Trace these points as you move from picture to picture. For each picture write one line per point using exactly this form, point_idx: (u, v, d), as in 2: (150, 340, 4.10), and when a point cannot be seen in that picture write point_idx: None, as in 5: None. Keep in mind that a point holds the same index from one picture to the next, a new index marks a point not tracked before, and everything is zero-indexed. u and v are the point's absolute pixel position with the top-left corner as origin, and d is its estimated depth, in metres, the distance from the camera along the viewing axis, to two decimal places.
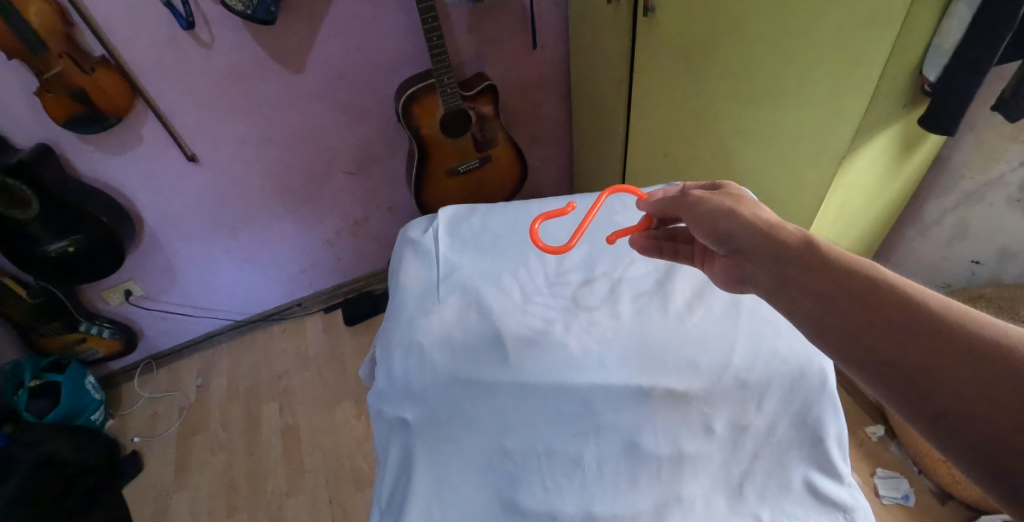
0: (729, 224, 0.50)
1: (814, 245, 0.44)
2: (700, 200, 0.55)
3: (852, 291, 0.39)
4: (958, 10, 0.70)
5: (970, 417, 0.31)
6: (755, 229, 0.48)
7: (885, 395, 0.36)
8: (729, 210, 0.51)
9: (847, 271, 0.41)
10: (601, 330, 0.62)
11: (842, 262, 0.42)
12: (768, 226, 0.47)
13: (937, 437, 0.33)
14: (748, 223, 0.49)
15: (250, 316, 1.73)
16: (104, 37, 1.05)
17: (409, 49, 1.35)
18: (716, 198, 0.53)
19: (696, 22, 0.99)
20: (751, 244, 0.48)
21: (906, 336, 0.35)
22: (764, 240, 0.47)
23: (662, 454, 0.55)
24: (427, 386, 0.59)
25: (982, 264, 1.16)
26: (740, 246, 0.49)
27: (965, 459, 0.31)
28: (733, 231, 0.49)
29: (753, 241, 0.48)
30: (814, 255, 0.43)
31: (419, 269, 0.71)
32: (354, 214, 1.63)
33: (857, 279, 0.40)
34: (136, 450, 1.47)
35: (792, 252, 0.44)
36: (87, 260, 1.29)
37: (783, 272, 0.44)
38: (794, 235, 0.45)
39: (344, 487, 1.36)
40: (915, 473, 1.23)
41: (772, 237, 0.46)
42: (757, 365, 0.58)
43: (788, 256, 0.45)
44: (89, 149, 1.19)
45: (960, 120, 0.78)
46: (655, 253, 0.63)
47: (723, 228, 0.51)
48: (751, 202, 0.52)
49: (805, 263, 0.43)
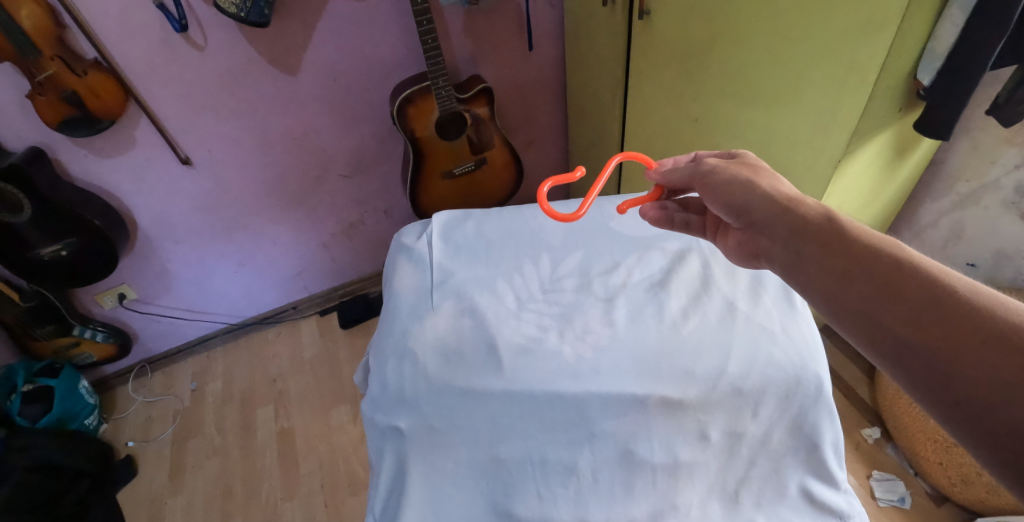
0: (747, 196, 0.53)
1: (834, 221, 0.47)
2: (717, 169, 0.56)
3: (871, 266, 0.42)
4: (952, 14, 0.70)
5: (962, 385, 0.34)
6: (772, 203, 0.51)
7: (887, 365, 0.39)
8: (749, 182, 0.53)
9: (869, 249, 0.43)
10: (596, 337, 0.61)
11: (864, 240, 0.44)
12: (787, 200, 0.50)
13: (932, 404, 0.36)
14: (766, 197, 0.51)
15: (245, 319, 1.72)
16: (97, 40, 1.04)
17: (404, 52, 1.35)
18: (733, 168, 0.55)
19: (691, 25, 0.99)
20: (769, 217, 0.51)
21: (919, 309, 0.38)
22: (783, 214, 0.50)
23: (657, 462, 0.55)
24: (420, 395, 0.58)
25: (978, 267, 1.16)
26: (756, 221, 0.52)
27: (955, 424, 0.34)
28: (751, 205, 0.52)
29: (772, 215, 0.50)
30: (833, 232, 0.46)
31: (413, 275, 0.70)
32: (349, 217, 1.62)
33: (877, 256, 0.42)
34: (131, 454, 1.46)
35: (812, 228, 0.47)
36: (80, 263, 1.28)
37: (801, 248, 0.47)
38: (815, 211, 0.48)
39: (339, 492, 1.35)
40: (911, 475, 1.23)
41: (792, 212, 0.49)
42: (752, 372, 0.57)
43: (807, 231, 0.47)
44: (82, 152, 1.18)
45: (954, 125, 0.78)
46: (668, 224, 0.65)
47: (740, 200, 0.53)
48: (769, 173, 0.54)
49: (823, 240, 0.46)
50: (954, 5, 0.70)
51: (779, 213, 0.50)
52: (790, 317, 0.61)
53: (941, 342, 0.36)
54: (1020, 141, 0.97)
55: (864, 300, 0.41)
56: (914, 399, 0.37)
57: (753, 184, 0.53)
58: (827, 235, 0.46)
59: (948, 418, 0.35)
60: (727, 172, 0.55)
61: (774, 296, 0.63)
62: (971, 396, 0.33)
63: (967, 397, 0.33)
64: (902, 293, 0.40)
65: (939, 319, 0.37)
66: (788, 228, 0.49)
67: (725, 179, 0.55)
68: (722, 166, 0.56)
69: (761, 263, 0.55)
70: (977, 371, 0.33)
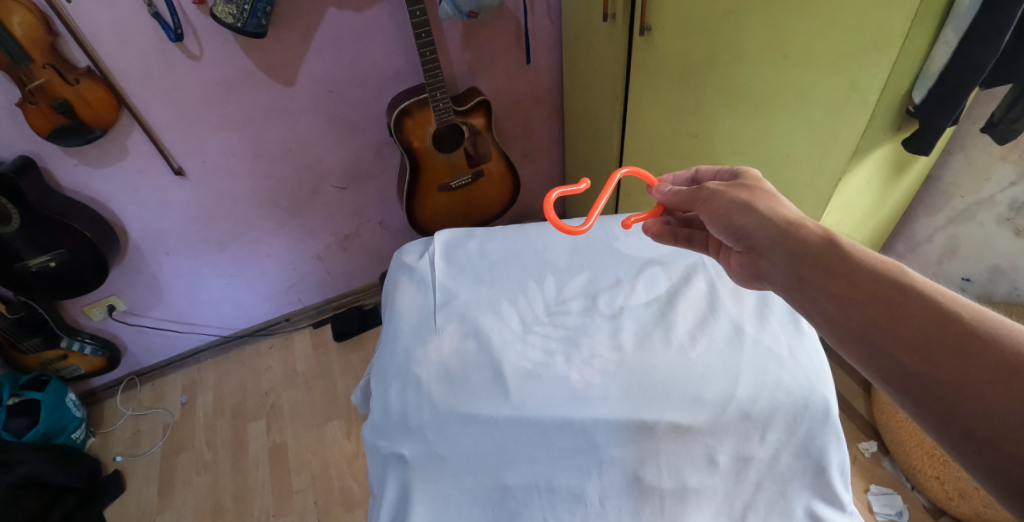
0: (747, 218, 0.53)
1: (836, 243, 0.47)
2: (717, 192, 0.57)
3: (875, 290, 0.42)
4: (946, 35, 0.70)
5: (978, 416, 0.34)
6: (771, 226, 0.51)
7: (896, 394, 0.39)
8: (748, 204, 0.53)
9: (872, 271, 0.43)
10: (603, 363, 0.60)
11: (867, 263, 0.44)
12: (786, 223, 0.50)
13: (947, 437, 0.35)
14: (767, 218, 0.51)
15: (238, 331, 1.70)
16: (90, 49, 1.03)
17: (402, 64, 1.34)
18: (734, 191, 0.56)
19: (692, 40, 0.99)
20: (769, 239, 0.51)
21: (923, 335, 0.38)
22: (783, 236, 0.50)
23: (665, 487, 0.54)
24: (426, 422, 0.57)
25: (973, 282, 1.16)
26: (755, 245, 0.52)
27: (973, 458, 0.34)
28: (751, 229, 0.52)
29: (772, 237, 0.50)
30: (834, 254, 0.46)
31: (415, 295, 0.69)
32: (344, 228, 1.61)
33: (882, 281, 0.42)
34: (119, 470, 1.43)
35: (813, 251, 0.47)
36: (70, 274, 1.25)
37: (801, 271, 0.47)
38: (815, 233, 0.48)
39: (333, 508, 1.33)
40: (909, 489, 1.23)
41: (792, 235, 0.49)
42: (761, 397, 0.56)
43: (810, 254, 0.47)
44: (73, 161, 1.16)
45: (936, 142, 0.80)
46: (670, 239, 0.65)
47: (740, 223, 0.53)
48: (768, 195, 0.54)
49: (824, 264, 0.46)
50: (948, 26, 0.70)
51: (778, 237, 0.50)
52: (797, 340, 0.61)
53: (946, 369, 0.36)
54: (1014, 157, 0.98)
55: (867, 326, 0.41)
56: (924, 427, 0.37)
57: (754, 205, 0.53)
58: (828, 259, 0.46)
59: (960, 448, 0.35)
60: (728, 194, 0.55)
61: (781, 319, 0.63)
62: (980, 428, 0.33)
63: (978, 428, 0.33)
64: (903, 318, 0.40)
65: (942, 346, 0.37)
66: (788, 251, 0.49)
67: (727, 201, 0.55)
68: (721, 188, 0.57)
69: (760, 284, 0.55)
70: (988, 402, 0.33)
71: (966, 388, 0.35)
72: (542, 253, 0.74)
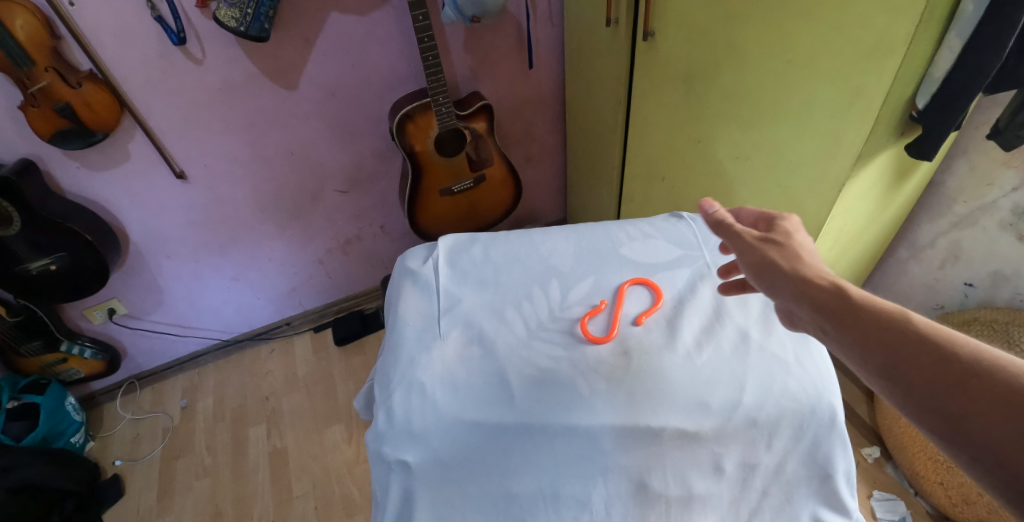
0: (774, 279, 0.52)
1: (849, 296, 0.47)
2: (746, 247, 0.55)
3: (898, 345, 0.42)
4: (950, 40, 0.70)
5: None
6: (793, 281, 0.50)
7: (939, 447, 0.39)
8: (771, 260, 0.53)
9: (878, 320, 0.44)
10: (609, 369, 0.60)
11: (873, 309, 0.45)
12: (806, 277, 0.50)
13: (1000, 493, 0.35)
14: (791, 278, 0.51)
15: (238, 335, 1.69)
16: (92, 52, 1.03)
17: (404, 68, 1.34)
18: (760, 246, 0.55)
19: (695, 45, 0.99)
20: (792, 296, 0.50)
21: (939, 382, 0.39)
22: (802, 291, 0.50)
23: (672, 494, 0.54)
24: (429, 428, 0.56)
25: (975, 287, 1.16)
26: (782, 300, 0.52)
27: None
28: (779, 285, 0.52)
29: (793, 297, 0.50)
30: (849, 308, 0.46)
31: (419, 300, 0.69)
32: (345, 232, 1.61)
33: (902, 334, 0.43)
34: (118, 474, 1.42)
35: (829, 305, 0.47)
36: (70, 277, 1.25)
37: (822, 323, 0.47)
38: (829, 286, 0.48)
39: (333, 513, 1.32)
40: (912, 495, 1.23)
41: (810, 289, 0.49)
42: (768, 403, 0.56)
43: (823, 307, 0.48)
44: (74, 164, 1.15)
45: (939, 147, 0.79)
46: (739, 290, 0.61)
47: (768, 280, 0.52)
48: (790, 247, 0.54)
49: (841, 319, 0.46)
50: (951, 32, 0.69)
51: (799, 292, 0.50)
52: (803, 346, 0.61)
53: (972, 418, 0.37)
54: (1016, 163, 0.98)
55: (885, 376, 0.42)
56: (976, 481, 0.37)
57: (777, 263, 0.52)
58: (847, 313, 0.46)
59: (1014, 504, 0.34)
60: (755, 251, 0.54)
61: None
62: None
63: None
64: (919, 366, 0.41)
65: (960, 390, 0.38)
66: (807, 305, 0.49)
67: (755, 260, 0.54)
68: (754, 242, 0.55)
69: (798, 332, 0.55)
70: None
71: (998, 439, 0.35)
72: (547, 259, 0.73)
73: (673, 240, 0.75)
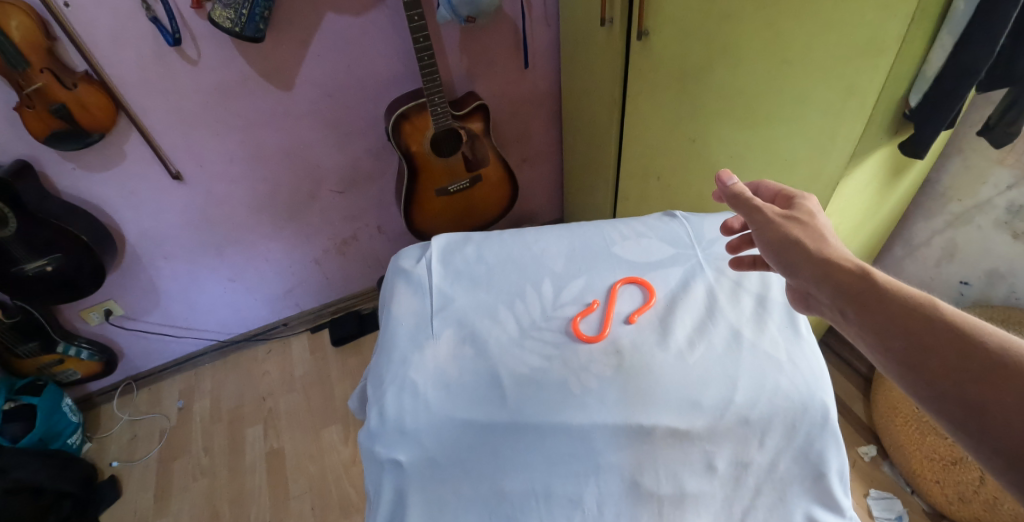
0: (796, 258, 0.54)
1: (875, 281, 0.48)
2: (769, 222, 0.57)
3: (920, 329, 0.44)
4: (942, 38, 0.70)
5: None
6: (816, 262, 0.52)
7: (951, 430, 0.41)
8: (795, 239, 0.54)
9: (904, 306, 0.46)
10: (601, 368, 0.59)
11: (898, 296, 0.47)
12: (830, 258, 0.51)
13: (1007, 474, 0.37)
14: (813, 258, 0.52)
15: (235, 335, 1.69)
16: (88, 53, 1.03)
17: (400, 68, 1.34)
18: (786, 223, 0.56)
19: (689, 44, 0.99)
20: (814, 278, 0.52)
21: (953, 365, 0.41)
22: (826, 272, 0.51)
23: (664, 493, 0.55)
24: (422, 427, 0.56)
25: (971, 285, 1.16)
26: (802, 280, 0.53)
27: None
28: (800, 265, 0.53)
29: (815, 278, 0.52)
30: (875, 292, 0.47)
31: (412, 300, 0.68)
32: (342, 233, 1.61)
33: (926, 319, 0.44)
34: (115, 475, 1.42)
35: (854, 287, 0.49)
36: (66, 278, 1.24)
37: (844, 306, 0.49)
38: (854, 270, 0.50)
39: (331, 513, 1.32)
40: (908, 493, 1.23)
41: (835, 271, 0.50)
42: (760, 402, 0.56)
43: (845, 289, 0.49)
44: (70, 166, 1.15)
45: (930, 146, 0.80)
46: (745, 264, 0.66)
47: (790, 259, 0.54)
48: (816, 227, 0.55)
49: (865, 301, 0.47)
50: (944, 30, 0.69)
51: (823, 273, 0.51)
52: (795, 344, 0.61)
53: (988, 401, 0.38)
54: (1011, 161, 0.98)
55: (902, 358, 0.44)
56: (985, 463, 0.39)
57: (801, 242, 0.54)
58: (870, 296, 0.48)
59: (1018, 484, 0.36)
60: (778, 230, 0.56)
61: (780, 323, 0.63)
62: None
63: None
64: (937, 351, 0.42)
65: (973, 374, 0.40)
66: (830, 287, 0.50)
67: (775, 237, 0.56)
68: (775, 219, 0.57)
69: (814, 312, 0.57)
70: None
71: (1010, 423, 0.37)
72: (540, 257, 0.73)
73: (666, 239, 0.74)
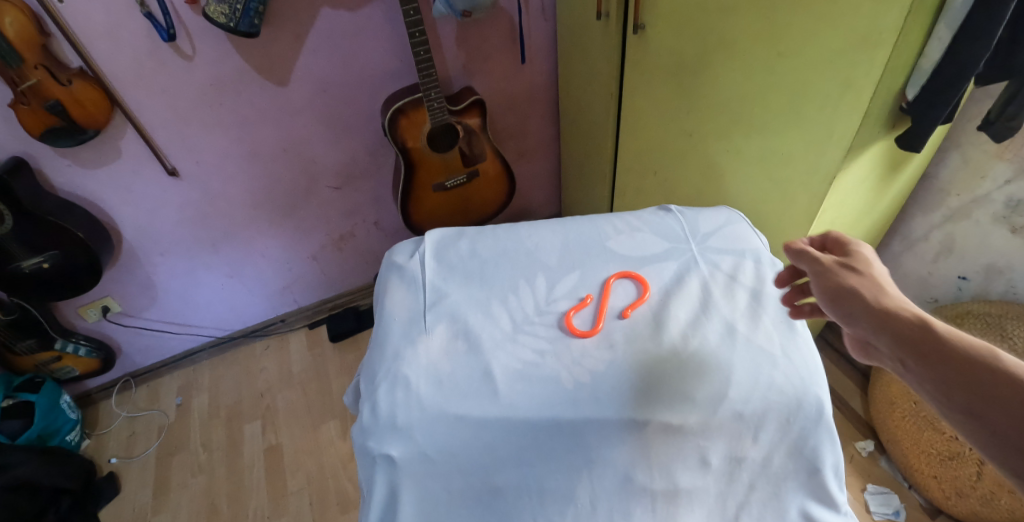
0: (852, 306, 0.49)
1: (939, 331, 0.42)
2: (822, 271, 0.53)
3: (995, 385, 0.38)
4: (940, 31, 0.69)
5: None
6: (871, 310, 0.47)
7: None
8: (849, 286, 0.50)
9: (974, 358, 0.39)
10: (593, 362, 0.59)
11: (964, 346, 0.41)
12: (887, 307, 0.47)
13: None
14: (870, 307, 0.48)
15: (233, 332, 1.69)
16: (82, 49, 1.02)
17: (396, 64, 1.34)
18: (840, 272, 0.52)
19: (685, 38, 0.99)
20: (870, 327, 0.47)
21: None
22: (882, 321, 0.46)
23: (657, 488, 0.54)
24: (414, 422, 0.56)
25: (969, 280, 1.16)
26: (859, 329, 0.48)
27: None
28: (853, 314, 0.49)
29: (872, 327, 0.47)
30: (937, 343, 0.42)
31: (405, 295, 0.68)
32: (339, 229, 1.60)
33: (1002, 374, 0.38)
34: (114, 472, 1.42)
35: (913, 336, 0.43)
36: (63, 276, 1.24)
37: (903, 357, 0.44)
38: (912, 317, 0.45)
39: (329, 509, 1.32)
40: (905, 488, 1.23)
41: (891, 319, 0.45)
42: (754, 397, 0.56)
43: (904, 338, 0.44)
44: (66, 162, 1.15)
45: (927, 140, 0.79)
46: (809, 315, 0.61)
47: (845, 308, 0.50)
48: (875, 277, 0.50)
49: (925, 352, 0.42)
50: (941, 22, 0.68)
51: (879, 322, 0.46)
52: (790, 339, 0.60)
53: None
54: (1010, 155, 0.97)
55: (972, 420, 0.38)
56: None
57: (857, 291, 0.49)
58: (931, 347, 0.42)
59: None
60: (833, 278, 0.52)
61: (774, 317, 0.63)
62: None
63: None
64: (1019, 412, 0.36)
65: None
66: (888, 337, 0.45)
67: (830, 284, 0.52)
68: (831, 267, 0.53)
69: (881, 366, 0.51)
70: None
71: None
72: (534, 252, 0.72)
73: (660, 233, 0.74)
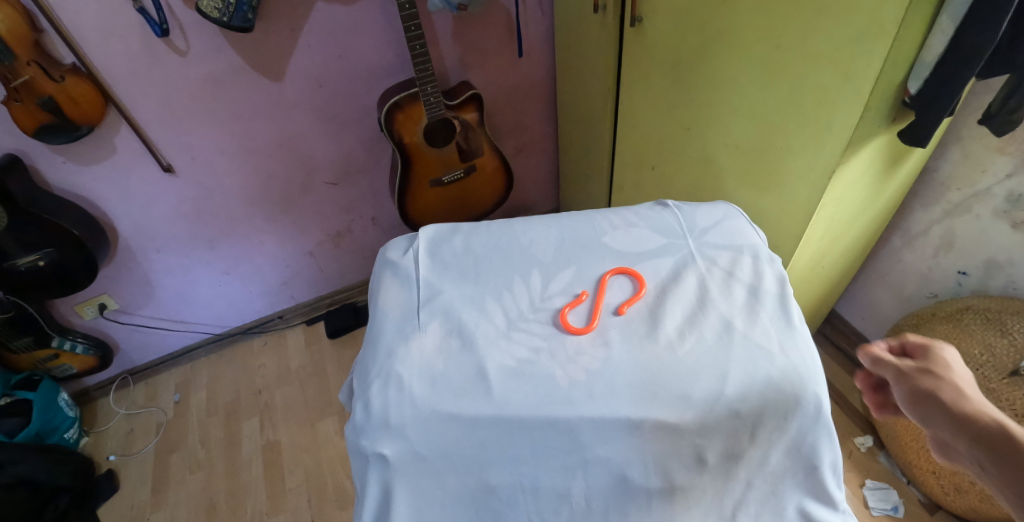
0: (933, 414, 0.47)
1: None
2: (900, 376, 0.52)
3: None
4: (942, 23, 0.68)
5: None
6: (955, 419, 0.45)
7: None
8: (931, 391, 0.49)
9: None
10: (588, 360, 0.58)
11: None
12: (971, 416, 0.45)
13: None
14: (951, 414, 0.46)
15: (230, 329, 1.68)
16: (75, 44, 1.01)
17: (392, 58, 1.32)
18: (920, 377, 0.50)
19: (684, 31, 0.97)
20: (955, 434, 0.45)
21: None
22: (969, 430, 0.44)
23: (653, 487, 0.54)
24: (407, 421, 0.55)
25: (968, 275, 1.14)
26: (945, 439, 0.46)
27: None
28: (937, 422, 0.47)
29: (958, 434, 0.45)
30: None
31: (398, 292, 0.67)
32: (336, 225, 1.59)
33: None
34: (112, 469, 1.42)
35: (1001, 446, 0.41)
36: (59, 274, 1.23)
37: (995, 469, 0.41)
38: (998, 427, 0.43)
39: (326, 506, 1.32)
40: (904, 484, 1.23)
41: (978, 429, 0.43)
42: (750, 394, 0.55)
43: (989, 446, 0.42)
44: (60, 159, 1.14)
45: (932, 135, 0.77)
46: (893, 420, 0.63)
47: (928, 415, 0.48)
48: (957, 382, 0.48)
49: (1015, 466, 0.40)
50: (944, 14, 0.67)
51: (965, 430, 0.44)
52: (788, 336, 0.60)
53: None
54: (1011, 149, 0.96)
55: None
56: None
57: (936, 396, 0.48)
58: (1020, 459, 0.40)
59: None
60: (911, 382, 0.50)
61: (772, 314, 0.62)
62: None
63: None
64: None
65: None
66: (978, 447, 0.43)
67: (909, 390, 0.50)
68: (908, 370, 0.51)
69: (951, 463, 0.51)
70: None
71: None
72: (529, 248, 0.71)
73: (657, 228, 0.73)
